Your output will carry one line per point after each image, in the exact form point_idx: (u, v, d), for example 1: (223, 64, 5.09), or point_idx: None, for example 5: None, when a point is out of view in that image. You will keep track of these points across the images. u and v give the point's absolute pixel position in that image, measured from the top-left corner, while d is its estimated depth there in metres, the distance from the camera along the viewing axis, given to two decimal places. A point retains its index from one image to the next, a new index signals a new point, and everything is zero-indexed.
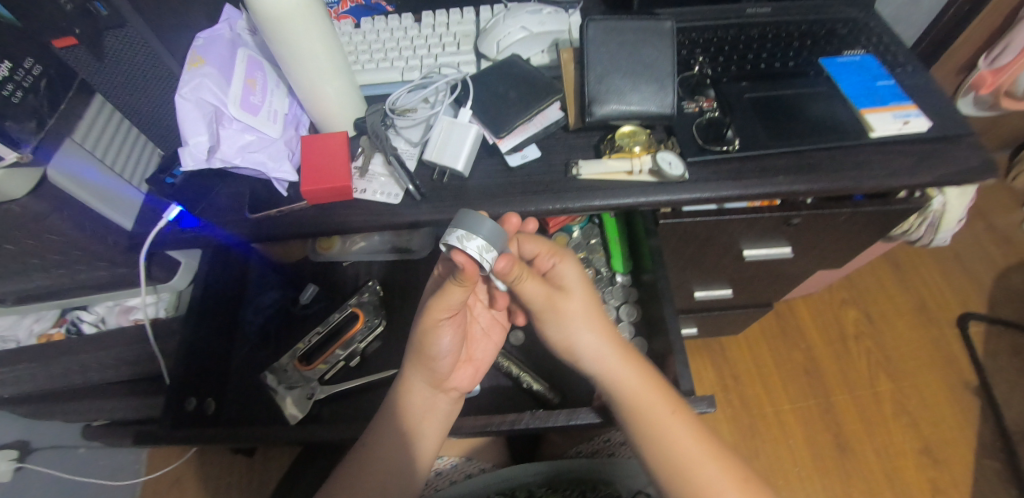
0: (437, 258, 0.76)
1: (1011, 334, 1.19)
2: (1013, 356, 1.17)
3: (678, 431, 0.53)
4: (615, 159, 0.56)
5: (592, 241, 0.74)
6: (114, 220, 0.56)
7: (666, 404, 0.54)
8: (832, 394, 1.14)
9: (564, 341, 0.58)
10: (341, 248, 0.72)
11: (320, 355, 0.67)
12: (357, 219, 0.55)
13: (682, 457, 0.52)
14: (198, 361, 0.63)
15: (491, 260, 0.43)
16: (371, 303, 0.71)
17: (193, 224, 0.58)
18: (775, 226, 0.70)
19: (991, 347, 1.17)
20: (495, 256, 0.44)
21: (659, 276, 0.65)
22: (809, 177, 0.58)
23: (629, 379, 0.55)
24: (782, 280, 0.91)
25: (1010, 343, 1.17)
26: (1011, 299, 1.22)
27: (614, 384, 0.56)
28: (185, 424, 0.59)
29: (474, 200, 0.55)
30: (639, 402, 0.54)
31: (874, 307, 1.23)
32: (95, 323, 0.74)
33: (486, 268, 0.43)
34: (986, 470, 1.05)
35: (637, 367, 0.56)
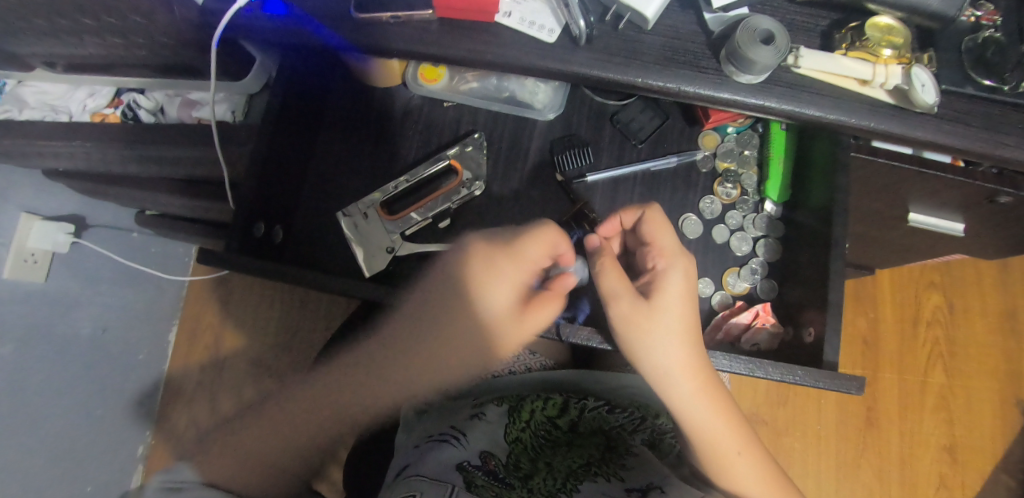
0: (558, 127, 0.61)
1: None
2: None
3: (748, 477, 0.48)
4: (851, 59, 0.41)
5: (745, 152, 0.59)
6: None
7: (707, 408, 0.47)
8: (879, 369, 1.18)
9: (644, 360, 0.47)
10: (447, 86, 0.61)
11: (406, 207, 0.58)
12: (491, 55, 0.43)
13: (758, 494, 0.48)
14: (266, 180, 0.57)
15: (711, 17, 0.42)
16: (475, 158, 0.59)
17: (280, 12, 0.45)
18: (971, 198, 0.57)
19: None
20: (713, 18, 0.42)
21: (811, 217, 0.52)
22: None
23: (716, 430, 0.47)
24: (912, 252, 0.80)
25: None
26: None
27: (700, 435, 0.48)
28: (252, 250, 0.57)
29: (650, 62, 0.41)
30: (690, 412, 0.47)
31: (963, 299, 1.20)
32: (153, 111, 0.72)
33: (708, 18, 0.42)
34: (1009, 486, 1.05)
35: (711, 392, 0.47)
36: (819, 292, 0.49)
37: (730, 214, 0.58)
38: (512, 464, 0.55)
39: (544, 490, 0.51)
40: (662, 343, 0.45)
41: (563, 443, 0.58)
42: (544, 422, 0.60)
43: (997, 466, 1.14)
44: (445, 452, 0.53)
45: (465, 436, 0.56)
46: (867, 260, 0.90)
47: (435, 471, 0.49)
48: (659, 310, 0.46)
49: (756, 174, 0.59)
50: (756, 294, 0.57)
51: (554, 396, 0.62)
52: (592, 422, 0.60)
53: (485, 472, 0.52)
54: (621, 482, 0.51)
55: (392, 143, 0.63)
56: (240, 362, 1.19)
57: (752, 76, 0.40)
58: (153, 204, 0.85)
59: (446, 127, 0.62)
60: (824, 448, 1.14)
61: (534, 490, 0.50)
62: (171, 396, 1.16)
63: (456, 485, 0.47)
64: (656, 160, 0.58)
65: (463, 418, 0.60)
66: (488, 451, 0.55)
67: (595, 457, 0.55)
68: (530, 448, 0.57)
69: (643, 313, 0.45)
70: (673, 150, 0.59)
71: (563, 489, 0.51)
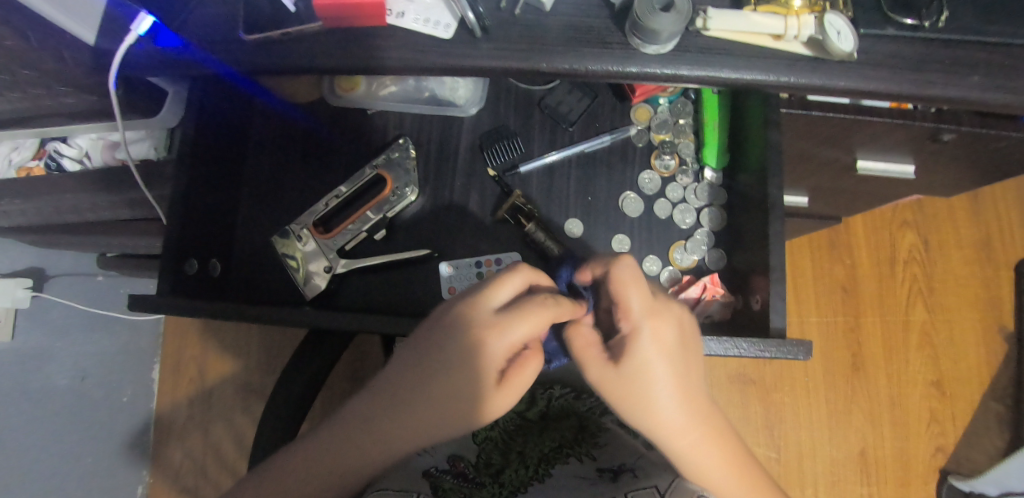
0: (489, 120, 0.59)
1: None
2: None
3: None
4: (762, 14, 0.39)
5: (680, 122, 0.57)
6: (72, 31, 0.45)
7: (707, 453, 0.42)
8: (861, 315, 1.18)
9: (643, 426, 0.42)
10: (367, 92, 0.58)
11: (341, 222, 0.56)
12: (391, 57, 0.41)
13: None
14: (194, 215, 0.55)
15: None
16: (404, 165, 0.57)
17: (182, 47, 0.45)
18: (916, 139, 0.56)
19: None
20: None
21: (750, 181, 0.51)
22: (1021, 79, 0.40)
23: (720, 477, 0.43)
24: (872, 198, 0.80)
25: None
26: None
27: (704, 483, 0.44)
28: (185, 291, 0.54)
29: (553, 45, 0.39)
30: (694, 465, 0.43)
31: (935, 235, 1.20)
32: (78, 159, 0.66)
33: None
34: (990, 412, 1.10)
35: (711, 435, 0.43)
36: (764, 257, 0.48)
37: (670, 187, 0.57)
38: (482, 462, 0.54)
39: (517, 482, 0.51)
40: (663, 409, 0.41)
41: (535, 429, 0.57)
42: (511, 417, 0.58)
43: (984, 395, 1.15)
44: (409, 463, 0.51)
45: (429, 443, 0.54)
46: (830, 211, 0.89)
47: (401, 483, 0.47)
48: (651, 381, 0.40)
49: (692, 142, 0.57)
50: (704, 266, 0.55)
51: (522, 389, 0.62)
52: (561, 408, 0.59)
53: (454, 474, 0.51)
54: (594, 462, 0.52)
55: (317, 161, 0.61)
56: (227, 390, 1.09)
57: (659, 45, 0.39)
58: (104, 246, 0.83)
59: (375, 135, 0.60)
60: (813, 400, 1.15)
61: (505, 484, 0.50)
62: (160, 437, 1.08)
63: (421, 494, 0.46)
64: (589, 141, 0.57)
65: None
66: (456, 453, 0.54)
67: (567, 439, 0.55)
68: (501, 443, 0.56)
69: (640, 389, 0.40)
70: (605, 129, 0.58)
71: (535, 477, 0.51)
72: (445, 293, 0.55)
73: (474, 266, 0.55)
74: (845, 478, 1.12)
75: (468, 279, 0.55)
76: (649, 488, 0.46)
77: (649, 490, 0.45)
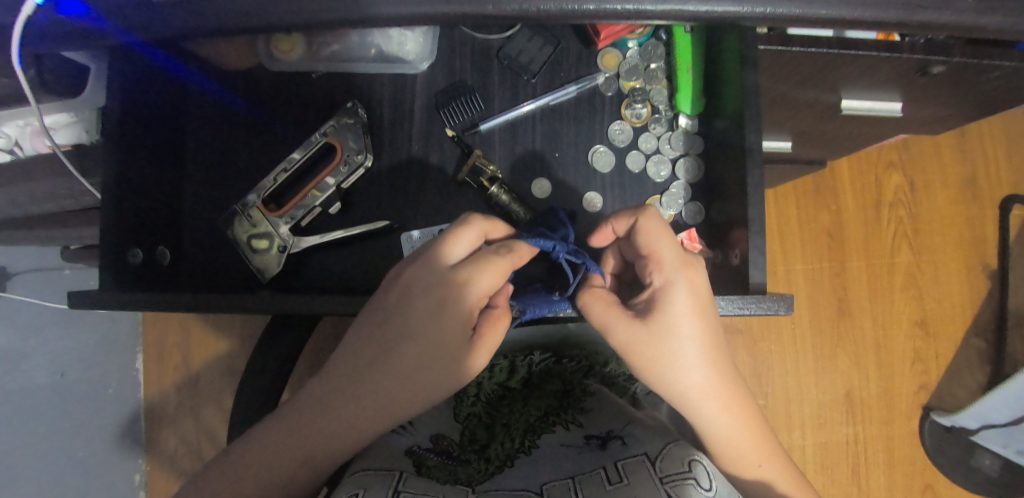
0: (444, 77, 0.54)
1: None
2: None
3: (755, 455, 0.48)
4: None
5: (651, 66, 0.53)
6: None
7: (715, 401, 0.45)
8: (848, 261, 1.17)
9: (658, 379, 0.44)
10: (307, 53, 0.54)
11: (293, 198, 0.52)
12: (318, 8, 0.37)
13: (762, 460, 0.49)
14: (130, 200, 0.50)
15: None
16: (353, 130, 0.52)
17: (80, 12, 0.39)
18: (902, 73, 0.53)
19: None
20: None
21: (725, 127, 0.48)
22: None
23: (726, 422, 0.46)
24: (857, 139, 0.77)
25: None
26: None
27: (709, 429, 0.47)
28: (129, 283, 0.50)
29: None
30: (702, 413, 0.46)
31: (922, 175, 1.18)
32: (8, 149, 0.60)
33: None
34: (970, 349, 1.15)
35: (722, 384, 0.45)
36: (742, 208, 0.45)
37: (643, 138, 0.53)
38: (466, 438, 0.50)
39: (503, 456, 0.49)
40: (678, 361, 0.43)
41: (520, 399, 0.54)
42: (495, 388, 0.54)
43: (970, 332, 1.15)
44: (385, 442, 0.47)
45: (409, 423, 0.50)
46: (815, 157, 0.86)
47: (383, 463, 0.44)
48: (664, 334, 0.42)
49: (666, 88, 0.53)
50: (681, 221, 0.52)
51: (500, 358, 0.55)
52: (544, 373, 0.55)
53: (437, 453, 0.48)
54: (581, 429, 0.50)
55: (264, 136, 0.56)
56: (213, 373, 1.09)
57: None
58: (58, 239, 0.78)
59: (323, 100, 0.56)
60: (801, 349, 1.15)
61: (493, 459, 0.48)
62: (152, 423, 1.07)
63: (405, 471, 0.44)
64: (554, 93, 0.53)
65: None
66: (439, 432, 0.50)
67: (553, 406, 0.53)
68: (484, 415, 0.52)
69: (649, 345, 0.42)
70: (571, 79, 0.53)
71: (522, 449, 0.49)
72: None
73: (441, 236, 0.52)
74: (833, 420, 1.13)
75: None
76: (639, 455, 0.42)
77: (639, 456, 0.42)
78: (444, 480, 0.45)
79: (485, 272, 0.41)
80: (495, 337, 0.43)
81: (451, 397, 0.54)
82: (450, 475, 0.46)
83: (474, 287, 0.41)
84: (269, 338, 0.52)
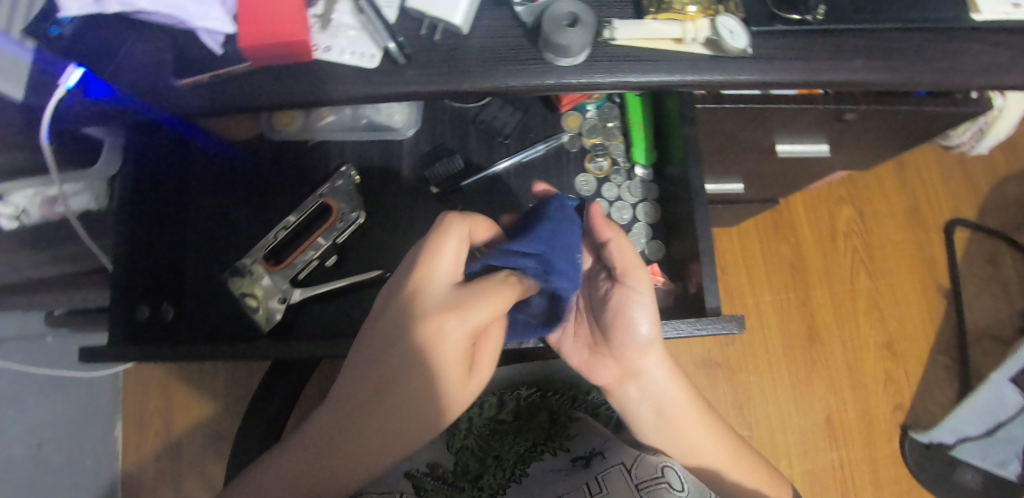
0: (427, 140, 0.61)
1: (992, 241, 1.28)
2: (987, 263, 1.28)
3: (698, 433, 0.54)
4: (660, 23, 0.43)
5: (608, 124, 0.61)
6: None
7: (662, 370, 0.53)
8: (810, 288, 1.25)
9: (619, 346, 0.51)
10: (303, 125, 0.60)
11: (291, 253, 0.57)
12: (321, 88, 0.43)
13: (705, 442, 0.55)
14: (139, 261, 0.54)
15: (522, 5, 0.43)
16: (346, 192, 0.58)
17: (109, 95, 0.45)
18: (823, 120, 0.61)
19: (969, 253, 1.28)
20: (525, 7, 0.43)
21: (676, 174, 0.55)
22: (905, 58, 0.45)
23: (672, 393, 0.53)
24: (800, 177, 0.85)
25: (988, 250, 1.28)
26: (1000, 208, 1.30)
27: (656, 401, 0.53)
28: (137, 338, 0.53)
29: (474, 67, 0.42)
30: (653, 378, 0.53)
31: (868, 205, 1.29)
32: (13, 217, 0.58)
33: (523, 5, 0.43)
34: (936, 365, 1.22)
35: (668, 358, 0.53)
36: (696, 243, 0.52)
37: (605, 187, 0.60)
38: (460, 469, 0.54)
39: (495, 486, 0.52)
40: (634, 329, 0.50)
41: (511, 431, 0.57)
42: (486, 423, 0.58)
43: (930, 349, 1.23)
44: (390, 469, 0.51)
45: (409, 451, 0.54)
46: (767, 193, 0.95)
47: (382, 488, 0.47)
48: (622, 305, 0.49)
49: (622, 143, 0.61)
50: (645, 258, 0.59)
51: (489, 396, 0.59)
52: (531, 406, 0.58)
53: (434, 477, 0.52)
54: (567, 454, 0.53)
55: (263, 198, 0.62)
56: (196, 438, 1.11)
57: (571, 57, 0.42)
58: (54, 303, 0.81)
59: (318, 164, 0.62)
60: (775, 374, 1.21)
61: (484, 488, 0.51)
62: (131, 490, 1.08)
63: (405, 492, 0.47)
64: (525, 150, 0.60)
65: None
66: (434, 460, 0.54)
67: (542, 437, 0.56)
68: (478, 449, 0.55)
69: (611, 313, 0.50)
70: (539, 138, 0.60)
71: (512, 478, 0.52)
72: None
73: None
74: (814, 444, 1.17)
75: None
76: (617, 465, 0.47)
77: (617, 465, 0.47)
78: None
79: (481, 304, 0.39)
80: (490, 358, 0.42)
81: (443, 432, 0.57)
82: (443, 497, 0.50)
83: (470, 317, 0.38)
84: (273, 384, 0.56)
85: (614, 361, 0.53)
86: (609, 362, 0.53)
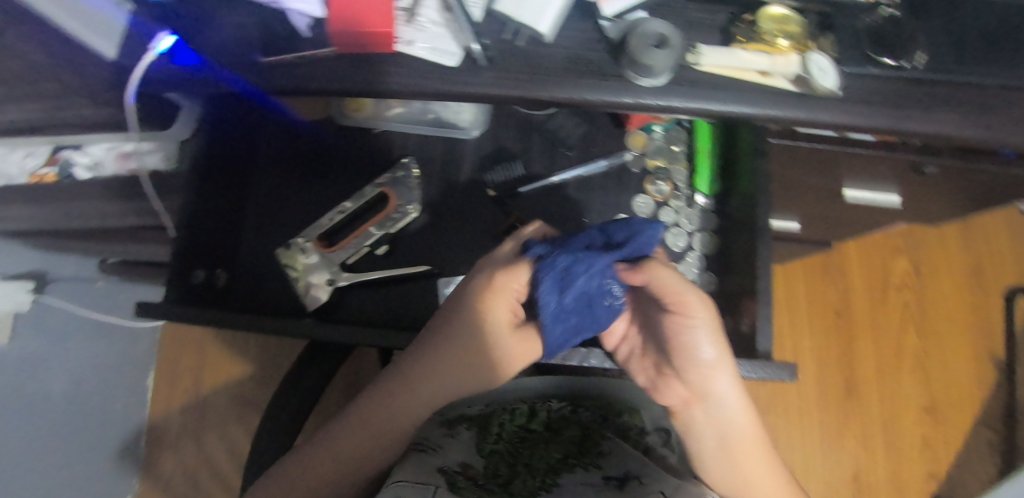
0: (489, 141, 0.61)
1: None
2: None
3: (762, 476, 0.51)
4: (750, 52, 0.42)
5: (674, 148, 0.60)
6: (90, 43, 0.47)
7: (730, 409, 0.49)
8: (854, 339, 1.19)
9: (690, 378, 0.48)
10: (374, 111, 0.61)
11: (347, 237, 0.59)
12: (399, 80, 0.43)
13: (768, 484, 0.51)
14: (198, 226, 0.56)
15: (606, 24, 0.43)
16: (405, 183, 0.59)
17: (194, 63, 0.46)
18: (899, 170, 0.59)
19: None
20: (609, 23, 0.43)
21: (739, 205, 0.54)
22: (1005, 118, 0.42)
23: (740, 435, 0.50)
24: (861, 224, 0.82)
25: None
26: None
27: (722, 441, 0.50)
28: (192, 300, 0.56)
29: (552, 76, 0.42)
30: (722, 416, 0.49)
31: (927, 260, 1.23)
32: (91, 167, 0.63)
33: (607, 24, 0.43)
34: (981, 439, 1.15)
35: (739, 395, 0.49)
36: (752, 280, 0.50)
37: (664, 211, 0.58)
38: (490, 472, 0.51)
39: (527, 492, 0.49)
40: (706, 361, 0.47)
41: (541, 441, 0.54)
42: (516, 430, 0.55)
43: (977, 421, 1.16)
44: (421, 461, 0.50)
45: (438, 446, 0.52)
46: (822, 236, 0.91)
47: (417, 477, 0.47)
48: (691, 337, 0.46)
49: (685, 169, 0.60)
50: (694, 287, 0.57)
51: (520, 404, 0.58)
52: (563, 420, 0.56)
53: (466, 477, 0.49)
54: (599, 470, 0.50)
55: (322, 179, 0.63)
56: (223, 400, 1.14)
57: (653, 78, 0.40)
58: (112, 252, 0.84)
59: (379, 152, 0.63)
60: (806, 422, 1.16)
61: (517, 494, 0.48)
62: (154, 442, 1.11)
63: (439, 486, 0.46)
64: (586, 165, 0.59)
65: (437, 434, 0.54)
66: (465, 460, 0.51)
67: (572, 451, 0.53)
68: (507, 454, 0.53)
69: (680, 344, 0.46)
70: (601, 154, 0.60)
71: (546, 486, 0.49)
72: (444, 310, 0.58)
73: None
74: None
75: None
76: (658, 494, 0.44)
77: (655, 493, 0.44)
78: None
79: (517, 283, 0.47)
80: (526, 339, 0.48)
81: (473, 432, 0.55)
82: None
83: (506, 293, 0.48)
84: (309, 364, 0.57)
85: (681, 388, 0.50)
86: (677, 387, 0.50)
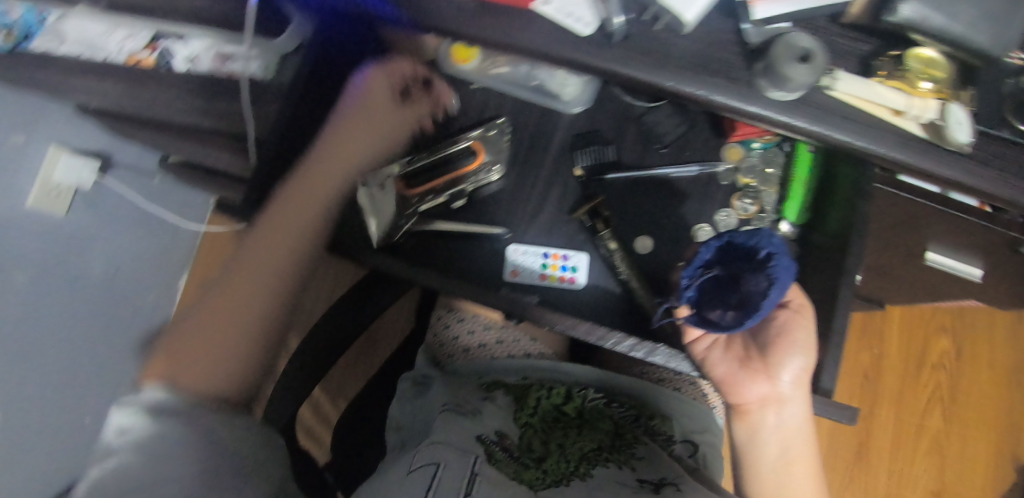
0: (584, 122, 0.62)
1: None
2: None
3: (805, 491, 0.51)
4: (887, 89, 0.40)
5: (769, 170, 0.58)
6: None
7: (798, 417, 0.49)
8: (877, 405, 1.16)
9: (774, 377, 0.48)
10: (478, 67, 0.61)
11: (425, 183, 0.58)
12: (527, 40, 0.42)
13: None
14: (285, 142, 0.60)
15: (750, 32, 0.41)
16: (495, 144, 0.61)
17: None
18: (993, 244, 0.57)
19: None
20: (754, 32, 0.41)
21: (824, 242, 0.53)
22: None
23: (796, 443, 0.51)
24: (925, 291, 0.79)
25: None
26: None
27: (778, 442, 0.51)
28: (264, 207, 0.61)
29: (680, 69, 0.41)
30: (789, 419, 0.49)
31: (972, 345, 1.18)
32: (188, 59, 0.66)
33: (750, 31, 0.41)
34: None
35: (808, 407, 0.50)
36: (823, 319, 0.49)
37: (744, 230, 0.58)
38: (524, 445, 0.53)
39: (559, 472, 0.50)
40: (793, 363, 0.47)
41: (573, 427, 0.56)
42: (551, 410, 0.58)
43: None
44: (460, 426, 0.53)
45: (479, 412, 0.56)
46: (880, 295, 0.88)
47: (455, 444, 0.50)
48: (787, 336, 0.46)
49: (776, 193, 0.58)
50: None
51: (557, 385, 0.61)
52: (597, 412, 0.59)
53: (501, 448, 0.52)
54: (632, 472, 0.51)
55: None
56: None
57: (783, 92, 0.40)
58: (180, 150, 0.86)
59: (472, 110, 0.63)
60: None
61: (549, 472, 0.50)
62: None
63: (478, 456, 0.49)
64: (677, 167, 0.59)
65: (475, 398, 0.59)
66: (501, 430, 0.54)
67: (605, 445, 0.54)
68: (540, 432, 0.55)
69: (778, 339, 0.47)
70: (695, 159, 0.60)
71: (577, 473, 0.50)
72: (508, 275, 0.59)
73: (541, 256, 0.59)
74: None
75: (533, 266, 0.59)
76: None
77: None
78: (511, 476, 0.48)
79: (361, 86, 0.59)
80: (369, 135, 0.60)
81: (511, 403, 0.59)
82: (515, 474, 0.49)
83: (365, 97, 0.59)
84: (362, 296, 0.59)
85: (759, 385, 0.49)
86: (757, 382, 0.48)
